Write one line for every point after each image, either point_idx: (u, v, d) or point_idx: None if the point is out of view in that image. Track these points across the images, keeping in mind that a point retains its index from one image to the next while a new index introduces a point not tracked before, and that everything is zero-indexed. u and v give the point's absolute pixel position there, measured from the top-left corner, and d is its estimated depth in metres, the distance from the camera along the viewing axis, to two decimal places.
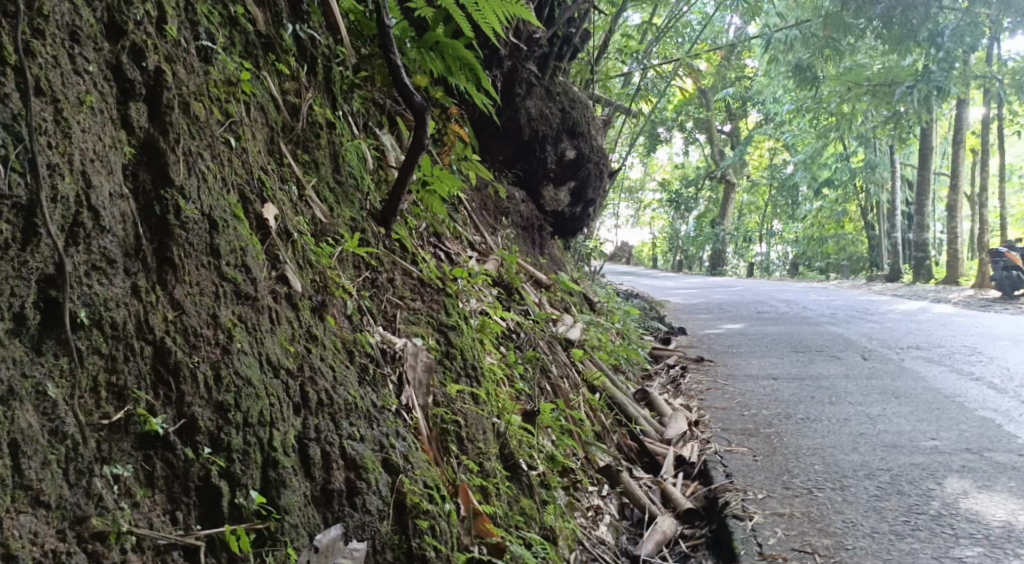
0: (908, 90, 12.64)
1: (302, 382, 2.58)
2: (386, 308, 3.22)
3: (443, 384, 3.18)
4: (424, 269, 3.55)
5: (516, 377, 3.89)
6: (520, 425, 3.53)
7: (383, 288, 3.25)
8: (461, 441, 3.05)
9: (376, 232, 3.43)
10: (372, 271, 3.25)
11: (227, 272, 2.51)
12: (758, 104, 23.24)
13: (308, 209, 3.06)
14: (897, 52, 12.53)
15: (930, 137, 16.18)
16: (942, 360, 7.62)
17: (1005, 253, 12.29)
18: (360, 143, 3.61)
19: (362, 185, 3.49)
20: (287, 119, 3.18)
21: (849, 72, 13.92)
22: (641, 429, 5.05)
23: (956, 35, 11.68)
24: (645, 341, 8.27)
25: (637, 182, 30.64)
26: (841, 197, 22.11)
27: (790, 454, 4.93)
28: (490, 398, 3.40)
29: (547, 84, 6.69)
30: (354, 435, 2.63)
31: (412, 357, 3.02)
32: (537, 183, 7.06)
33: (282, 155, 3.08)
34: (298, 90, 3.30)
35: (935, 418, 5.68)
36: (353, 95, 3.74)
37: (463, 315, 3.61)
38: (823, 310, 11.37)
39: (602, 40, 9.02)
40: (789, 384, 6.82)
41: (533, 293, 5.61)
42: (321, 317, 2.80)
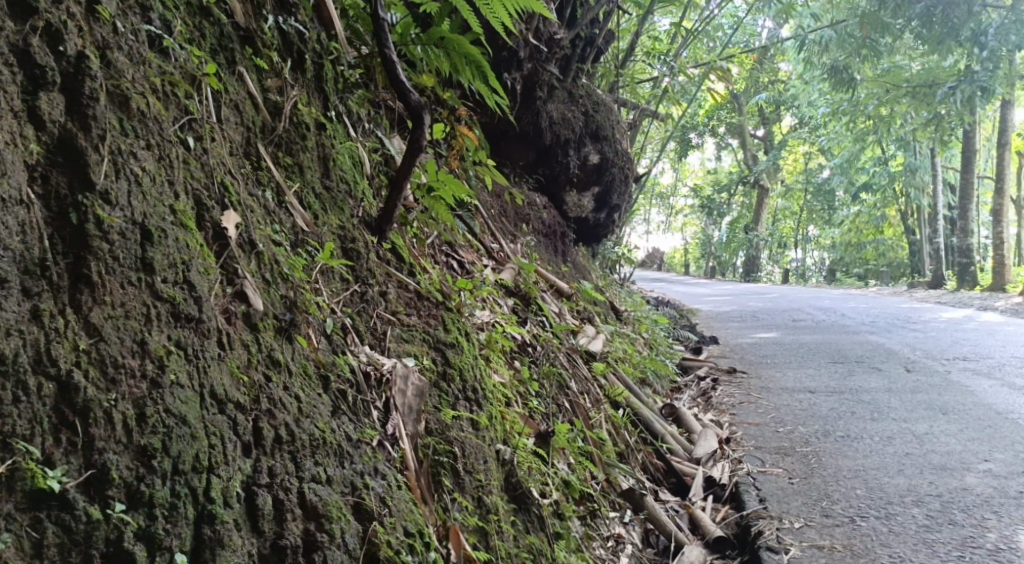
0: (952, 91, 12.65)
1: (254, 417, 2.40)
2: (375, 326, 3.04)
3: (438, 409, 2.99)
4: (422, 282, 3.37)
5: (530, 395, 3.69)
6: (532, 450, 3.34)
7: (373, 303, 3.08)
8: (456, 474, 2.86)
9: (369, 240, 3.24)
10: (362, 285, 3.08)
11: (162, 290, 2.33)
12: (793, 108, 22.91)
13: (288, 217, 2.91)
14: (939, 53, 12.27)
15: (971, 140, 15.82)
16: (991, 372, 7.33)
17: None
18: (355, 145, 3.44)
19: (355, 191, 3.32)
20: (267, 119, 3.00)
21: (887, 74, 13.61)
22: (668, 447, 4.84)
23: (1001, 32, 11.49)
24: (674, 351, 8.02)
25: (669, 187, 30.35)
26: (880, 202, 21.70)
27: (826, 477, 4.69)
28: (494, 424, 3.18)
29: (569, 87, 6.52)
30: (319, 477, 2.44)
31: (401, 380, 2.87)
32: (560, 189, 6.86)
33: (259, 159, 2.90)
34: (280, 87, 3.10)
35: (987, 438, 5.43)
36: (352, 93, 3.57)
37: (467, 331, 3.40)
38: (862, 318, 11.05)
39: (630, 42, 8.81)
40: (826, 397, 6.56)
41: (554, 303, 5.41)
42: (289, 338, 2.63)
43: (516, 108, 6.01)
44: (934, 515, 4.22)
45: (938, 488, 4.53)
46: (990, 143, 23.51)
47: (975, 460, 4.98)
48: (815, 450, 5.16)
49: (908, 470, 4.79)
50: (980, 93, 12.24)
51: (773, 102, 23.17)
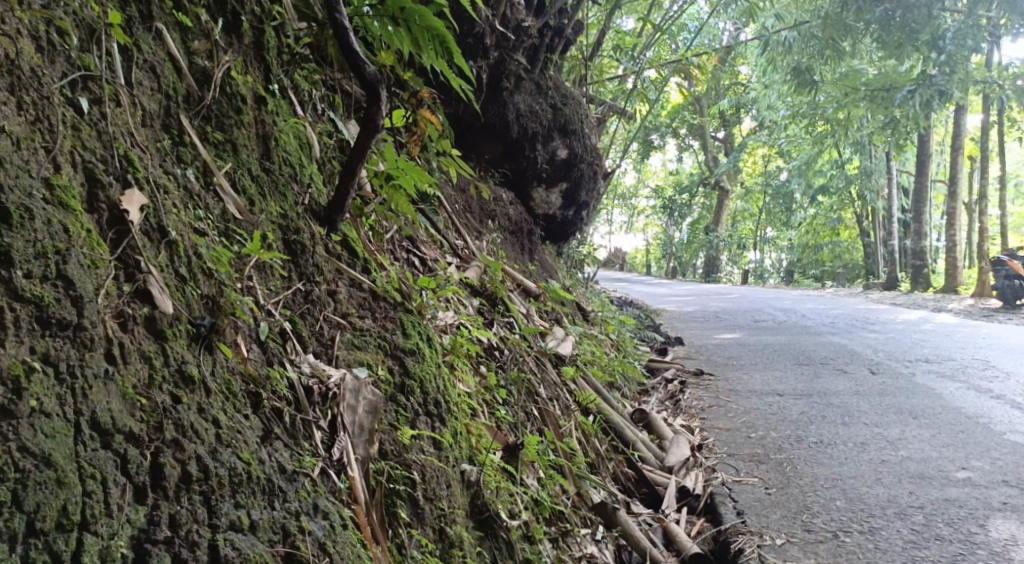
0: (909, 96, 12.40)
1: (153, 451, 2.10)
2: (322, 330, 2.75)
3: (395, 427, 2.71)
4: (378, 279, 3.07)
5: (497, 403, 3.42)
6: (499, 466, 3.07)
7: (320, 304, 2.80)
8: (414, 504, 2.59)
9: (317, 232, 2.94)
10: (307, 284, 2.80)
11: (25, 289, 2.02)
12: (753, 111, 22.79)
13: (218, 202, 2.62)
14: (895, 58, 12.03)
15: (928, 144, 15.75)
16: (956, 375, 7.14)
17: (1007, 261, 11.87)
18: (300, 124, 3.15)
19: (301, 177, 3.02)
20: (194, 88, 2.71)
21: (845, 77, 13.48)
22: (639, 455, 4.57)
23: (959, 37, 11.55)
24: (641, 353, 7.78)
25: (630, 188, 30.17)
26: (837, 204, 21.69)
27: (804, 488, 4.45)
28: (458, 442, 2.90)
29: (537, 79, 6.24)
30: (239, 524, 2.15)
31: (351, 395, 2.61)
32: (527, 184, 6.59)
33: (182, 132, 2.61)
34: (209, 50, 2.81)
35: (962, 444, 5.23)
36: (298, 67, 3.28)
37: (428, 335, 3.11)
38: (822, 319, 10.90)
39: (596, 38, 8.56)
40: (797, 401, 6.34)
41: (520, 303, 5.13)
42: (209, 348, 2.34)
43: (482, 100, 5.70)
44: (920, 529, 3.99)
45: (919, 499, 4.30)
46: (942, 148, 23.58)
47: (952, 468, 4.76)
48: (792, 457, 4.92)
49: (886, 479, 4.56)
50: (938, 97, 12.08)
51: (735, 105, 23.01)
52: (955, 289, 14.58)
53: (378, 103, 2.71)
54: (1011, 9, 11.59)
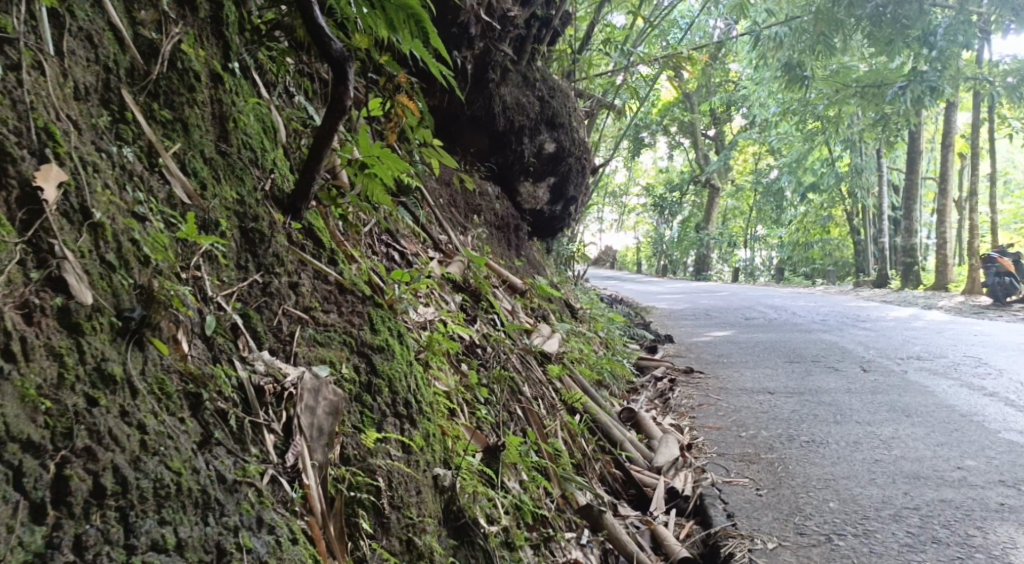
0: (901, 91, 12.18)
1: (58, 462, 2.00)
2: (280, 325, 2.63)
3: (359, 430, 2.59)
4: (345, 271, 2.94)
5: (477, 403, 3.30)
6: (477, 469, 2.94)
7: (279, 297, 2.67)
8: (378, 514, 2.48)
9: (277, 220, 2.80)
10: (264, 276, 2.67)
11: None
12: (744, 109, 22.67)
13: (163, 184, 2.50)
14: (885, 54, 11.86)
15: (918, 141, 15.64)
16: (948, 372, 7.04)
17: (997, 258, 11.78)
18: (262, 106, 3.00)
19: (262, 162, 2.88)
20: (138, 61, 2.57)
21: (836, 74, 13.38)
22: (627, 456, 4.44)
23: (950, 32, 11.28)
24: (631, 350, 7.65)
25: (621, 185, 30.04)
26: (826, 202, 21.62)
27: (795, 488, 4.33)
28: (431, 445, 2.77)
29: (524, 70, 6.11)
30: (161, 545, 2.06)
31: (309, 395, 2.50)
32: (513, 178, 6.45)
33: (123, 108, 2.48)
34: (157, 21, 2.66)
35: (955, 442, 5.12)
36: (263, 45, 3.12)
37: (398, 331, 2.97)
38: (813, 317, 10.79)
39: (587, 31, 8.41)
40: (787, 398, 6.23)
41: (505, 299, 4.99)
42: (139, 343, 2.22)
43: (467, 91, 5.56)
44: (915, 532, 3.87)
45: (914, 500, 4.18)
46: (931, 146, 23.48)
47: (947, 467, 4.65)
48: (782, 457, 4.80)
49: (880, 480, 4.45)
50: (929, 93, 11.85)
51: (726, 102, 22.85)
52: (944, 286, 14.50)
53: (345, 83, 2.64)
54: (1003, 5, 11.38)
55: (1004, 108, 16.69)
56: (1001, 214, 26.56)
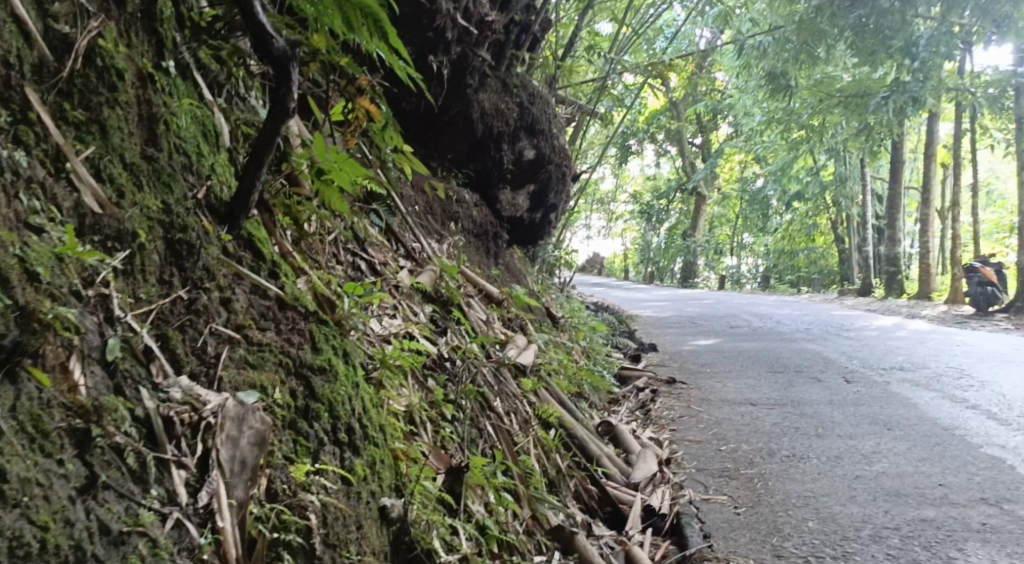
0: (884, 101, 12.15)
1: None
2: (205, 346, 2.47)
3: (290, 461, 2.44)
4: (287, 286, 2.79)
5: (441, 422, 3.17)
6: (436, 494, 2.81)
7: (206, 314, 2.52)
8: (310, 555, 2.33)
9: (209, 231, 2.65)
10: (190, 293, 2.52)
11: None
12: (731, 117, 22.59)
13: (70, 191, 2.34)
14: (868, 65, 11.77)
15: (902, 151, 15.57)
16: (930, 384, 6.92)
17: (979, 268, 11.69)
18: (199, 107, 2.83)
19: (198, 169, 2.72)
20: (47, 57, 2.40)
21: (819, 84, 13.30)
22: (604, 472, 4.30)
23: (933, 44, 11.21)
24: (613, 360, 7.52)
25: (608, 193, 29.98)
26: (811, 211, 21.57)
27: (774, 507, 4.19)
28: (377, 473, 2.64)
29: (503, 76, 5.98)
30: None
31: (232, 424, 2.34)
32: (492, 185, 6.32)
33: (22, 106, 2.30)
34: (72, 14, 2.48)
35: (937, 457, 5.00)
36: (204, 43, 2.96)
37: (345, 350, 2.81)
38: (797, 326, 10.68)
39: (568, 37, 8.27)
40: (768, 411, 6.10)
41: (480, 310, 4.84)
42: (12, 374, 2.02)
43: (443, 96, 5.42)
44: (896, 554, 3.74)
45: (894, 520, 4.05)
46: (915, 155, 23.42)
47: (928, 484, 4.52)
48: (761, 473, 4.67)
49: (860, 497, 4.31)
50: (911, 103, 11.86)
51: (712, 110, 22.79)
52: (928, 295, 14.42)
53: (288, 84, 2.59)
54: (984, 16, 11.23)
55: (987, 117, 16.64)
56: (985, 223, 26.56)
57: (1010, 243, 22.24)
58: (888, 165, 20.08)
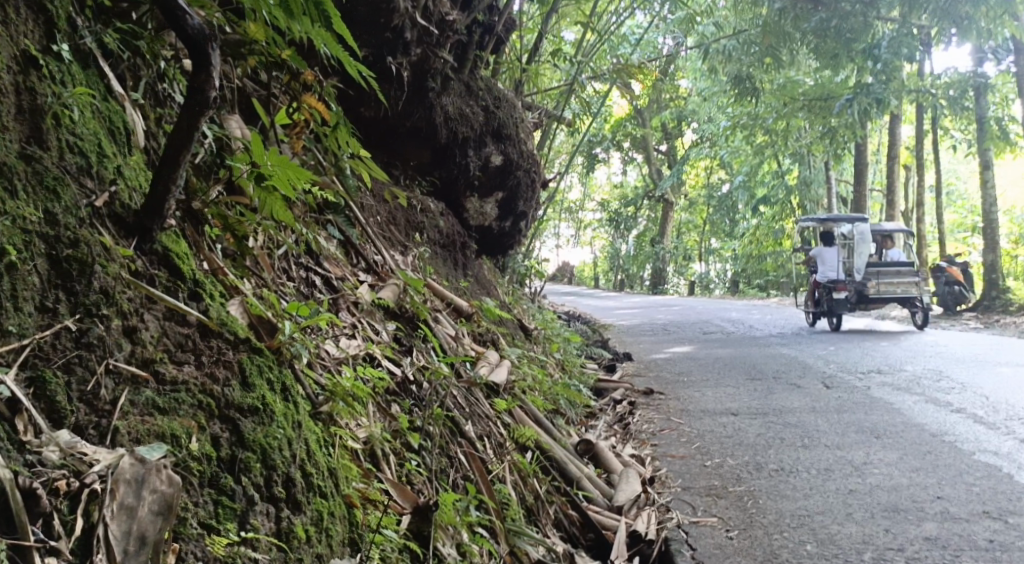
0: (847, 104, 11.82)
1: None
2: (100, 386, 2.13)
3: (206, 531, 2.09)
4: (212, 309, 2.46)
5: (405, 456, 2.87)
6: (402, 541, 2.51)
7: (102, 348, 2.18)
8: None
9: (113, 245, 2.32)
10: (82, 325, 2.17)
11: None
12: (696, 123, 22.41)
13: None
14: (831, 68, 11.57)
15: (866, 153, 15.40)
16: (911, 387, 6.68)
17: (945, 268, 11.50)
18: (98, 105, 2.51)
19: (101, 173, 2.40)
20: None
21: (782, 89, 12.91)
22: (584, 495, 4.01)
23: (894, 46, 10.82)
24: (588, 372, 7.24)
25: (576, 201, 29.76)
26: (778, 214, 21.44)
27: (768, 528, 3.93)
28: (323, 531, 2.33)
29: (466, 79, 5.69)
30: None
31: (128, 490, 1.99)
32: (458, 193, 6.03)
33: None
34: None
35: (931, 466, 4.74)
36: (106, 26, 2.66)
37: (285, 385, 2.50)
38: (771, 330, 10.46)
39: (532, 42, 7.98)
40: (751, 420, 5.84)
41: (449, 325, 4.54)
42: None
43: (404, 100, 5.13)
44: None
45: (896, 540, 3.79)
46: (878, 157, 23.26)
47: (925, 497, 4.25)
48: (750, 490, 4.39)
49: (857, 515, 4.04)
50: (876, 105, 11.51)
51: (676, 118, 22.59)
52: None
53: (207, 71, 2.31)
54: (944, 17, 10.56)
55: (948, 118, 16.49)
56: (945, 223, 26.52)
57: (974, 242, 22.17)
58: (851, 168, 19.97)
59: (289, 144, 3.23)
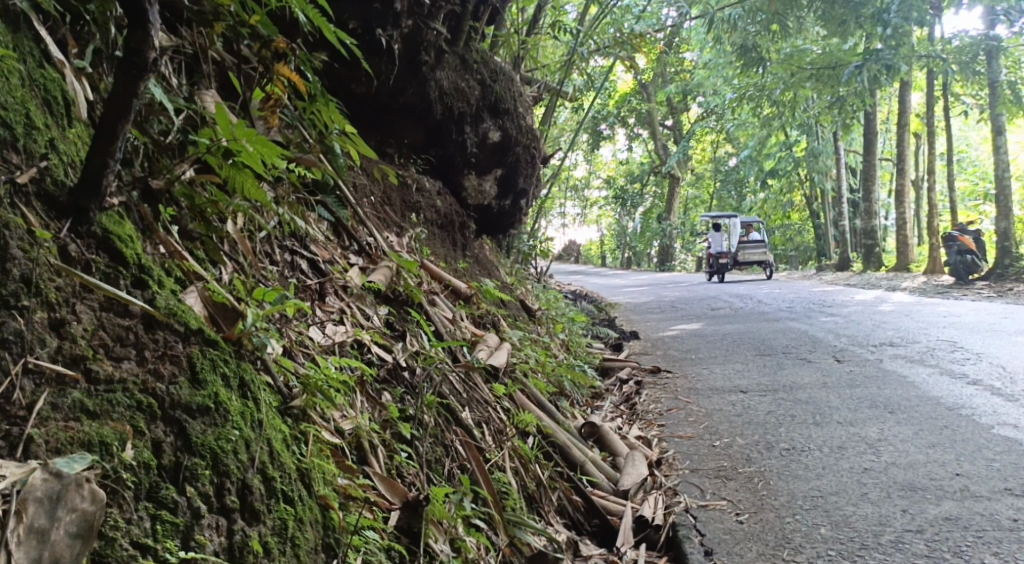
0: (857, 71, 11.50)
1: None
2: (19, 387, 1.98)
3: (136, 552, 1.95)
4: (159, 299, 2.29)
5: (394, 449, 2.73)
6: (387, 545, 2.37)
7: (25, 342, 2.03)
8: None
9: (40, 227, 2.16)
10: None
11: None
12: (701, 97, 22.17)
13: None
14: (838, 34, 11.37)
15: (874, 122, 15.15)
16: (925, 359, 6.51)
17: (958, 236, 11.31)
18: (25, 75, 2.34)
19: (28, 149, 2.24)
20: None
21: (790, 56, 12.69)
22: (588, 480, 3.86)
23: (904, 9, 10.53)
24: (593, 352, 7.08)
25: (582, 179, 29.60)
26: (785, 187, 21.23)
27: (780, 511, 3.77)
28: (288, 540, 2.19)
29: (461, 52, 5.51)
30: None
31: (38, 512, 1.85)
32: (455, 172, 5.84)
33: None
34: None
35: (948, 441, 4.57)
36: None
37: (244, 380, 2.33)
38: (779, 304, 10.28)
39: (531, 16, 7.80)
40: (760, 397, 5.68)
41: (447, 308, 4.38)
42: None
43: (395, 76, 4.94)
44: None
45: (914, 521, 3.62)
46: (886, 127, 22.95)
47: (944, 474, 4.08)
48: (760, 471, 4.23)
49: (874, 495, 3.88)
50: (885, 72, 11.22)
51: (682, 92, 22.38)
52: (906, 266, 14.11)
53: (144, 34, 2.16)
54: None
55: (957, 84, 16.17)
56: (957, 191, 26.24)
57: (985, 210, 21.95)
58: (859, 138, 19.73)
59: (264, 119, 3.15)
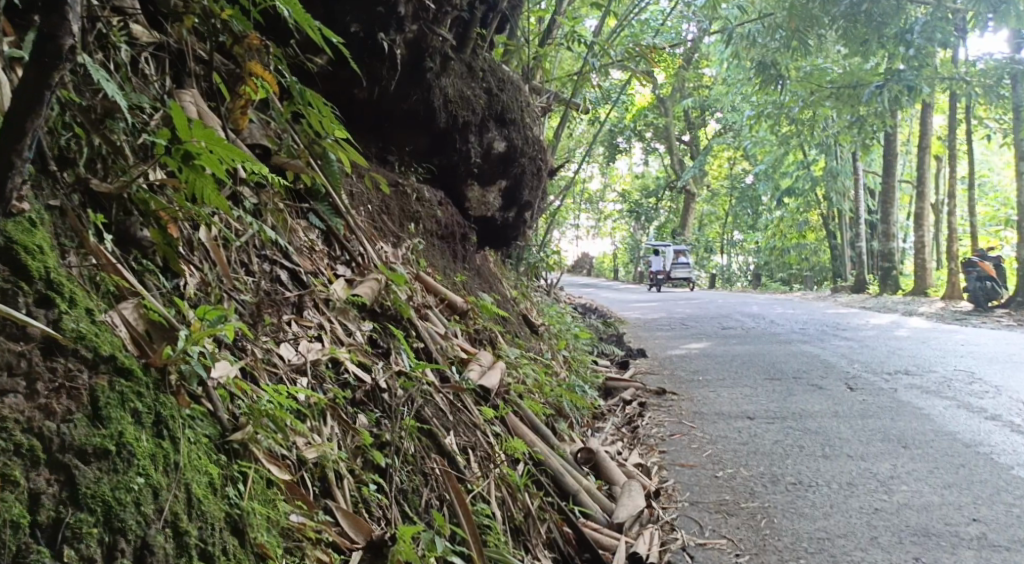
0: (877, 91, 11.05)
1: None
2: None
3: None
4: (64, 321, 2.13)
5: (357, 479, 2.57)
6: None
7: None
8: None
9: None
10: None
11: None
12: (718, 114, 21.96)
13: None
14: (860, 53, 11.14)
15: (894, 143, 14.91)
16: (940, 390, 6.28)
17: (977, 262, 11.06)
18: None
19: None
20: None
21: (809, 75, 12.48)
22: (581, 510, 3.64)
23: (928, 30, 10.31)
24: (598, 369, 6.88)
25: (597, 192, 29.40)
26: (801, 207, 20.99)
27: (783, 554, 3.57)
28: None
29: (467, 59, 5.32)
30: None
31: None
32: (457, 182, 5.65)
33: None
34: None
35: (966, 482, 4.35)
36: None
37: (161, 415, 2.17)
38: (791, 325, 10.05)
39: (546, 25, 7.61)
40: (767, 425, 5.46)
41: (440, 323, 4.17)
42: None
43: (397, 81, 4.76)
44: None
45: None
46: (906, 149, 22.61)
47: (960, 519, 3.87)
48: (763, 507, 4.02)
49: (884, 540, 3.67)
50: (907, 92, 10.74)
51: (700, 107, 22.16)
52: (923, 290, 13.85)
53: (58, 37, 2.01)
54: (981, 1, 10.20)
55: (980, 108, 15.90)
56: (979, 216, 25.88)
57: (1006, 237, 21.61)
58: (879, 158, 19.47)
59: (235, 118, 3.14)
